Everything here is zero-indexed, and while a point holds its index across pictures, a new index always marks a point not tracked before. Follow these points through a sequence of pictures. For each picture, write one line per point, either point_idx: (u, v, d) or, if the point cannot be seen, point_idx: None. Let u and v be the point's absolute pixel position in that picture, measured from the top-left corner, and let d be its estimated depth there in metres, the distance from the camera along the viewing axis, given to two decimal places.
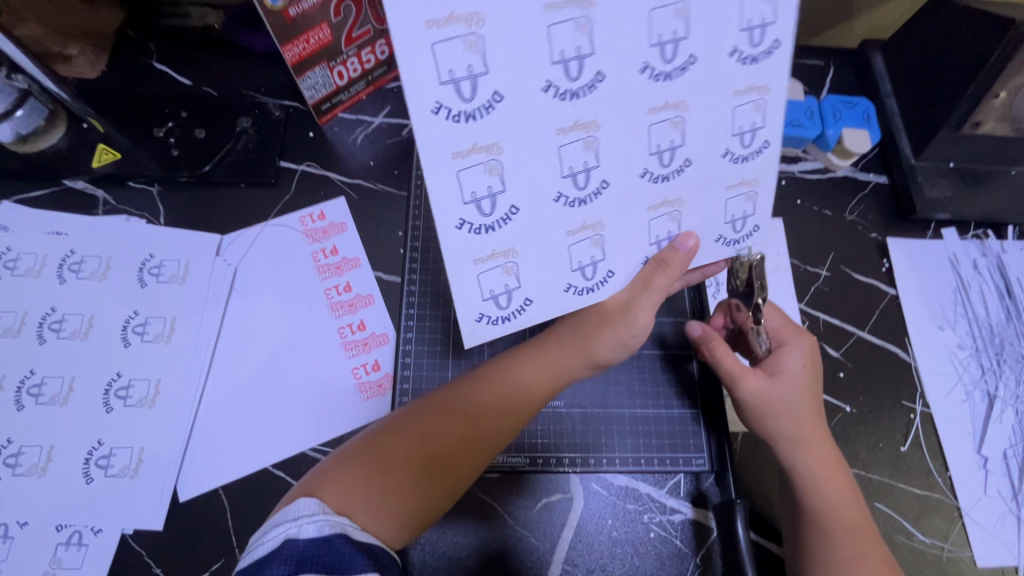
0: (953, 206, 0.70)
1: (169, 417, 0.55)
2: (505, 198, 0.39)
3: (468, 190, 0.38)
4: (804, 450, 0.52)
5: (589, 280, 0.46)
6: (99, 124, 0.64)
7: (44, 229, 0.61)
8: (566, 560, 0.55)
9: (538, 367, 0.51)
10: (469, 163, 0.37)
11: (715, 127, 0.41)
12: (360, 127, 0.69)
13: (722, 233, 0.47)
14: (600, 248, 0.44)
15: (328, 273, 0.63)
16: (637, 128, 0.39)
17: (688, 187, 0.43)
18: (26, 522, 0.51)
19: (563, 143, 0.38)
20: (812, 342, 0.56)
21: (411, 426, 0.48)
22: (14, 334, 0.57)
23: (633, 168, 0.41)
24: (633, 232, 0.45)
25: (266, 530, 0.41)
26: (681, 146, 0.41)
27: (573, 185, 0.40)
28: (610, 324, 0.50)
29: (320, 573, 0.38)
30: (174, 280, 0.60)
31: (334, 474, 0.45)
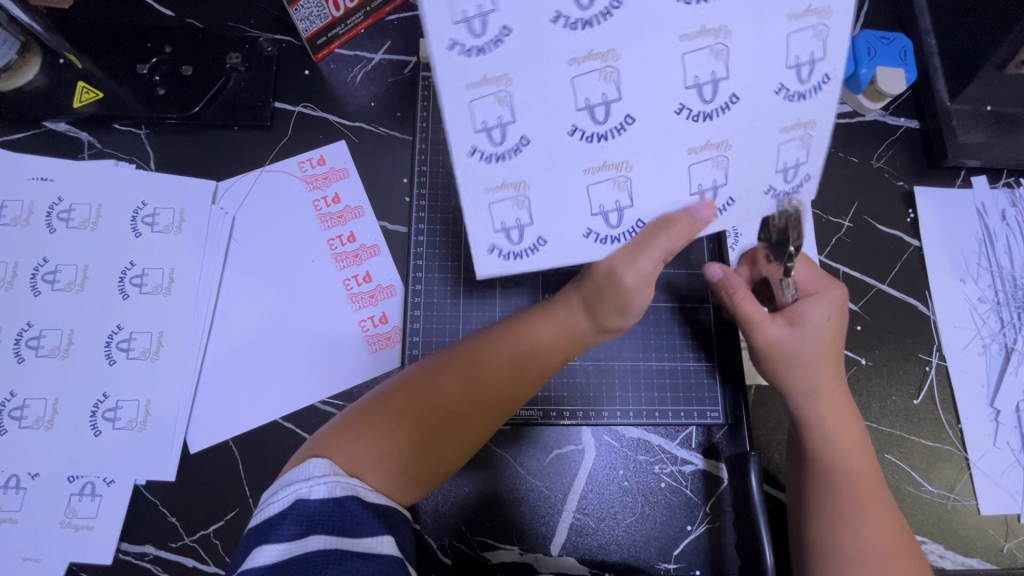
0: (987, 152, 0.66)
1: (174, 370, 0.54)
2: (517, 128, 0.37)
3: (478, 117, 0.36)
4: (825, 403, 0.50)
5: (614, 229, 0.41)
6: (77, 59, 0.60)
7: (28, 174, 0.57)
8: (578, 508, 0.55)
9: (553, 329, 0.50)
10: (480, 93, 0.35)
11: (763, 57, 0.37)
12: (358, 65, 0.64)
13: (773, 184, 0.41)
14: (628, 191, 0.40)
15: (330, 223, 0.60)
16: (671, 58, 0.37)
17: (735, 127, 0.39)
18: (37, 474, 0.51)
19: (576, 73, 0.36)
20: (841, 294, 0.52)
21: (422, 384, 0.47)
22: (7, 286, 0.54)
23: (669, 103, 0.38)
24: (670, 175, 0.40)
25: (275, 491, 0.41)
26: (725, 79, 0.37)
27: (592, 119, 0.37)
28: (606, 289, 0.47)
29: (331, 535, 0.38)
30: (169, 229, 0.57)
31: (344, 433, 0.44)
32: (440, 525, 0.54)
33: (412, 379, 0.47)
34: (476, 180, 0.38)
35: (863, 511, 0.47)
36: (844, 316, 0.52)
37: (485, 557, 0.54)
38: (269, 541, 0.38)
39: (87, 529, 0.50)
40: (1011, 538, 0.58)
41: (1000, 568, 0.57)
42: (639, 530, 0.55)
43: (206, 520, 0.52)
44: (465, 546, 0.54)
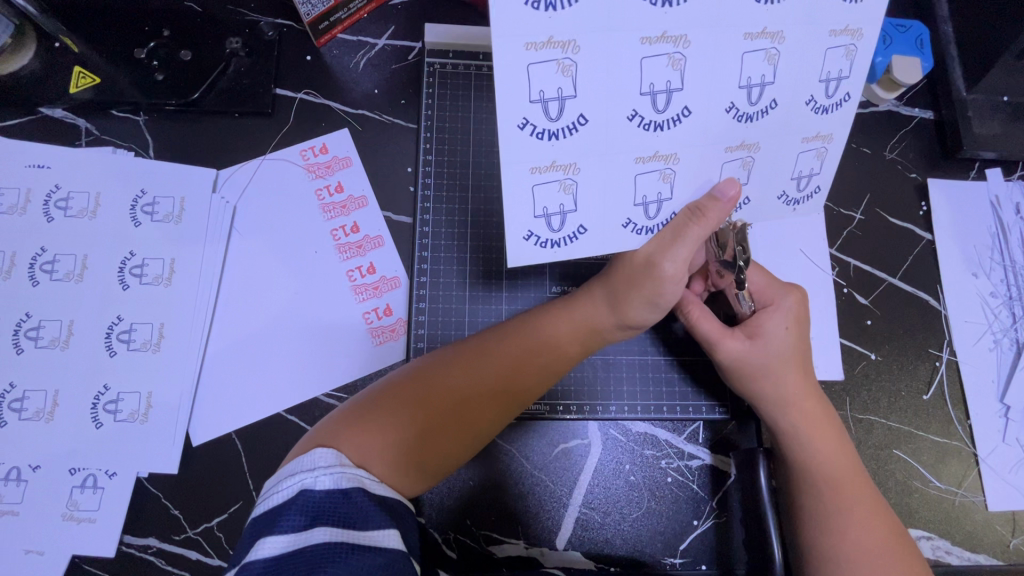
0: (1003, 143, 0.65)
1: (175, 362, 0.53)
2: (577, 104, 0.35)
3: (536, 87, 0.34)
4: (791, 411, 0.50)
5: (651, 221, 0.41)
6: (73, 43, 0.58)
7: (24, 161, 0.56)
8: (584, 502, 0.55)
9: (571, 323, 0.50)
10: (543, 57, 0.34)
11: (806, 66, 0.38)
12: (362, 50, 0.62)
13: (786, 190, 0.43)
14: (669, 184, 0.40)
15: (333, 212, 0.59)
16: (730, 55, 0.36)
17: (770, 132, 0.39)
18: (38, 466, 0.50)
19: (647, 54, 0.35)
20: (798, 298, 0.53)
21: (428, 376, 0.46)
22: (4, 276, 0.53)
23: (719, 104, 0.37)
24: (704, 172, 0.40)
25: (278, 482, 0.40)
26: (770, 83, 0.37)
27: (652, 106, 0.36)
28: (641, 281, 0.47)
29: (337, 526, 0.37)
30: (169, 219, 0.56)
31: (353, 425, 0.43)
32: (444, 519, 0.54)
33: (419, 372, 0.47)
34: (523, 161, 0.37)
35: (847, 512, 0.47)
36: (802, 320, 0.52)
37: (490, 551, 0.54)
38: (271, 533, 0.37)
39: (89, 522, 0.50)
40: (1019, 534, 0.58)
41: (1006, 564, 0.57)
42: (645, 524, 0.55)
43: (210, 513, 0.51)
44: (468, 543, 0.54)
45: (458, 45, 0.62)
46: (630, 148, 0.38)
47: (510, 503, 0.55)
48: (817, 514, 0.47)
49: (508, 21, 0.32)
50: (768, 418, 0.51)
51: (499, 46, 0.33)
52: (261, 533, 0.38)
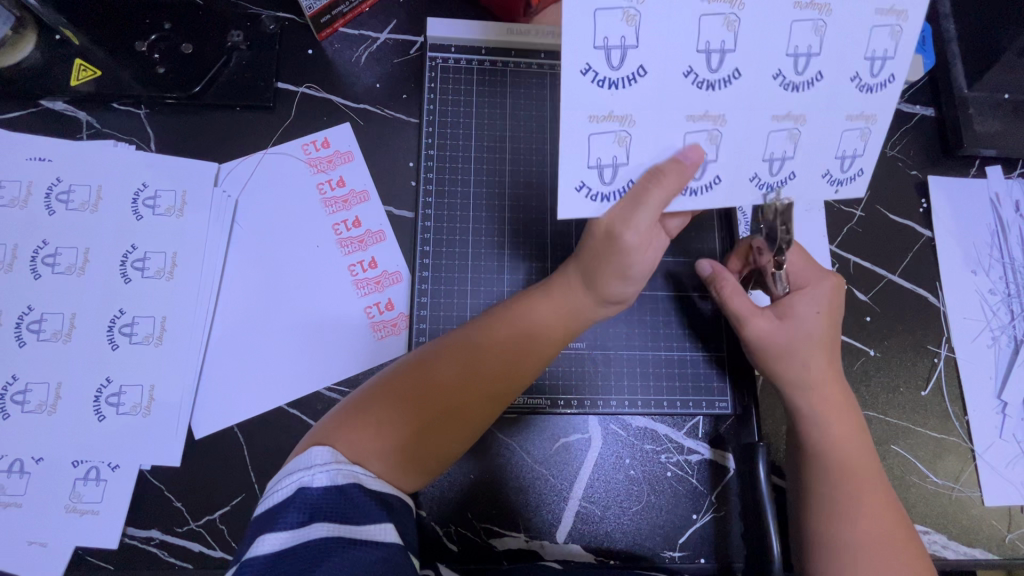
0: (1003, 141, 0.65)
1: (178, 355, 0.54)
2: (637, 55, 0.37)
3: (601, 34, 0.37)
4: (824, 396, 0.50)
5: (696, 183, 0.42)
6: (74, 35, 0.58)
7: (25, 154, 0.56)
8: (584, 496, 0.55)
9: (550, 307, 0.49)
10: (613, 2, 0.36)
11: (852, 42, 0.39)
12: (363, 44, 0.62)
13: (831, 168, 0.42)
14: (715, 147, 0.40)
15: (335, 207, 0.59)
16: (780, 21, 0.38)
17: (814, 103, 0.40)
18: (41, 458, 0.50)
19: (705, 13, 0.37)
20: (835, 285, 0.53)
21: (427, 373, 0.46)
22: (7, 269, 0.53)
23: (766, 70, 0.39)
24: (751, 139, 0.41)
25: (278, 480, 0.40)
26: (818, 55, 0.39)
27: (706, 65, 0.38)
28: (603, 255, 0.45)
29: (334, 522, 0.38)
30: (170, 212, 0.56)
31: (352, 420, 0.43)
32: (445, 513, 0.54)
33: (417, 368, 0.46)
34: (583, 105, 0.38)
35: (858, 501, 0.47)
36: (840, 307, 0.52)
37: (490, 544, 0.54)
38: (271, 529, 0.37)
39: (92, 514, 0.50)
40: (1014, 529, 0.58)
41: (1001, 558, 0.58)
42: (645, 518, 0.55)
43: (212, 506, 0.52)
44: (468, 536, 0.54)
45: (460, 40, 0.62)
46: (679, 109, 0.39)
47: (509, 496, 0.55)
48: (828, 502, 0.48)
49: None
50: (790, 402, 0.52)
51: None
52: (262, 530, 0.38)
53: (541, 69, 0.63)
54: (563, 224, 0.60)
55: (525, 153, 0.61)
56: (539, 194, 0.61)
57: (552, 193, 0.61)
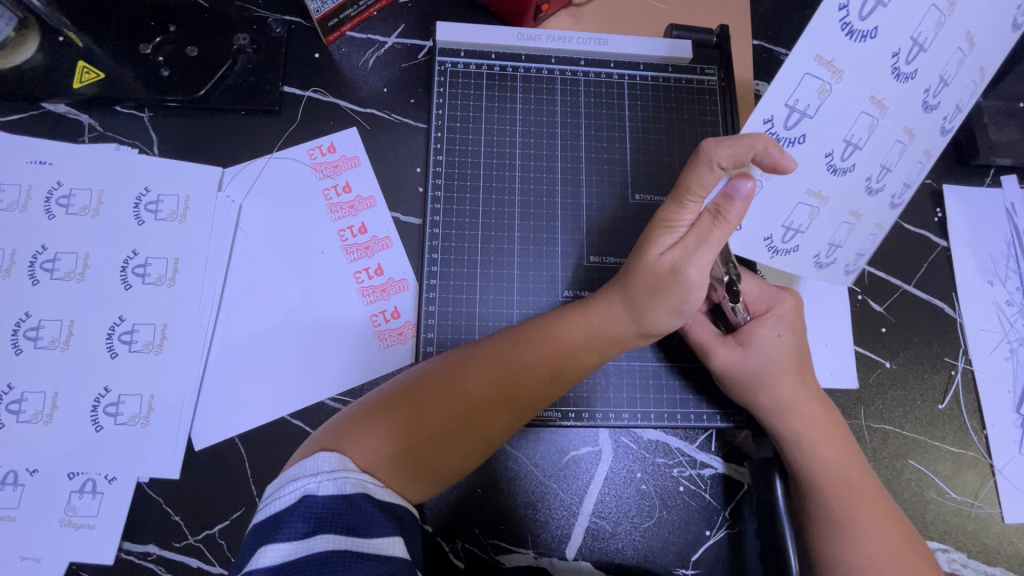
0: (1018, 151, 0.64)
1: (179, 364, 0.52)
2: (806, 124, 0.48)
3: (796, 96, 0.47)
4: (794, 418, 0.49)
5: (784, 244, 0.51)
6: (78, 37, 0.57)
7: (25, 156, 0.55)
8: (594, 511, 0.54)
9: (586, 329, 0.48)
10: (818, 72, 0.46)
11: (901, 165, 0.50)
12: (371, 48, 0.62)
13: (847, 264, 0.52)
14: (810, 221, 0.51)
15: (341, 213, 0.58)
16: (852, 112, 0.48)
17: (872, 209, 0.51)
18: (35, 470, 0.48)
19: (865, 112, 0.48)
20: (791, 303, 0.52)
21: (438, 381, 0.45)
22: (4, 274, 0.52)
23: (862, 174, 0.50)
24: (827, 223, 0.51)
25: (281, 486, 0.39)
26: (890, 171, 0.50)
27: (842, 153, 0.49)
28: (660, 291, 0.45)
29: (340, 533, 0.36)
30: (173, 218, 0.55)
31: (357, 429, 0.42)
32: (451, 528, 0.53)
33: (427, 374, 0.45)
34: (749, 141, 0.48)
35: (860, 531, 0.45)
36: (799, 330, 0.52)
37: (498, 560, 0.53)
38: (274, 540, 0.36)
39: (87, 528, 0.48)
40: None
41: None
42: (656, 534, 0.54)
43: (211, 518, 0.50)
44: (474, 553, 0.52)
45: (470, 44, 0.61)
46: (806, 178, 0.50)
47: (508, 514, 0.53)
48: (826, 528, 0.46)
49: (801, 52, 0.46)
50: (772, 429, 0.50)
51: (796, 53, 0.46)
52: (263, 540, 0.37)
53: (552, 74, 0.62)
54: (573, 232, 0.59)
55: (534, 160, 0.60)
56: (549, 201, 0.60)
57: (562, 200, 0.60)
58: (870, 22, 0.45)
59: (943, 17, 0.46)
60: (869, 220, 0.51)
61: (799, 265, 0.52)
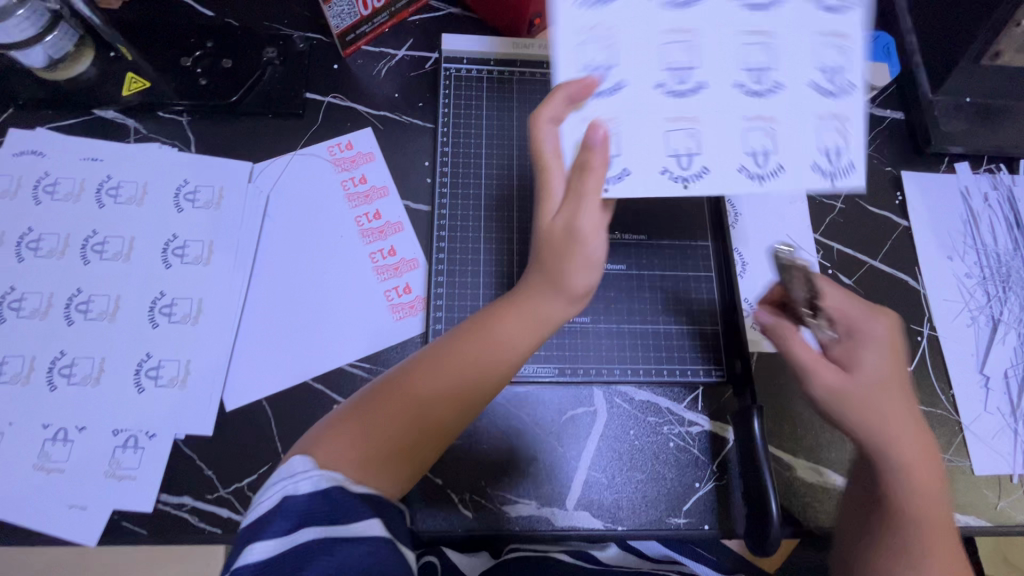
0: (967, 140, 0.71)
1: (213, 333, 0.58)
2: (665, 48, 0.47)
3: (658, 28, 0.47)
4: (901, 452, 0.48)
5: (685, 171, 0.46)
6: (128, 52, 0.65)
7: (79, 154, 0.62)
8: (591, 465, 0.58)
9: (517, 319, 0.50)
10: (672, 9, 0.47)
11: (796, 95, 0.47)
12: (384, 59, 0.70)
13: (748, 164, 0.46)
14: (695, 142, 0.46)
15: (358, 202, 0.65)
16: (729, 46, 0.47)
17: (783, 115, 0.47)
18: (83, 428, 0.53)
19: (739, 40, 0.47)
20: (888, 325, 0.51)
21: (394, 387, 0.48)
22: (59, 255, 0.58)
23: (783, 96, 0.47)
24: (731, 144, 0.46)
25: (264, 491, 0.43)
26: (763, 81, 0.47)
27: (751, 80, 0.47)
28: (563, 253, 0.47)
29: (321, 525, 0.41)
30: (209, 205, 0.62)
31: (326, 438, 0.46)
32: (461, 481, 0.57)
33: (385, 385, 0.49)
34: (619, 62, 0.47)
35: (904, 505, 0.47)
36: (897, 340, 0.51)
37: (504, 511, 0.57)
38: (260, 538, 0.40)
39: (130, 480, 0.53)
40: (1005, 497, 0.61)
41: (994, 526, 0.60)
42: (649, 486, 0.58)
43: (241, 472, 0.55)
44: (481, 503, 0.57)
45: (471, 53, 0.69)
46: (627, 108, 0.46)
47: (512, 467, 0.58)
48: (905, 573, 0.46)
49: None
50: (876, 461, 0.48)
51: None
52: (250, 539, 0.41)
53: (544, 78, 0.70)
54: None
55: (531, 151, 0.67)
56: None
57: None
58: None
59: None
60: (816, 141, 0.46)
61: (658, 184, 0.46)
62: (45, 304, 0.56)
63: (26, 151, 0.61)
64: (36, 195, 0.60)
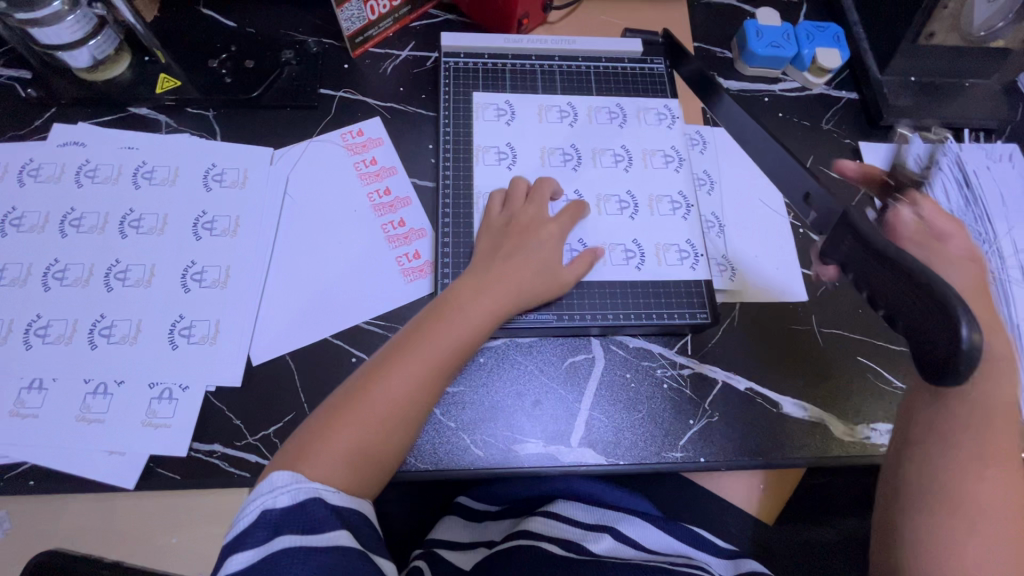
0: (916, 113, 0.80)
1: (240, 296, 0.63)
2: (568, 164, 0.72)
3: (548, 150, 0.73)
4: None
5: (636, 259, 0.68)
6: (162, 56, 0.73)
7: (117, 143, 0.68)
8: (593, 407, 0.63)
9: (474, 310, 0.58)
10: (546, 120, 0.74)
11: (654, 180, 0.72)
12: (389, 59, 0.78)
13: (636, 259, 0.68)
14: (625, 245, 0.69)
15: (369, 180, 0.71)
16: (594, 156, 0.73)
17: (646, 220, 0.70)
18: (122, 382, 0.58)
19: (603, 150, 0.73)
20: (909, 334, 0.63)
21: (363, 390, 0.53)
22: (99, 231, 0.64)
23: (652, 189, 0.71)
24: (622, 232, 0.69)
25: (245, 505, 0.47)
26: (639, 191, 0.71)
27: (623, 179, 0.72)
28: (518, 260, 0.61)
29: (297, 534, 0.45)
30: (235, 185, 0.68)
31: (307, 453, 0.50)
32: (471, 425, 0.61)
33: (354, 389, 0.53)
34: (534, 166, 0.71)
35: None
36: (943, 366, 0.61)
37: (513, 450, 0.61)
38: (239, 549, 0.45)
39: (165, 427, 0.57)
40: None
41: None
42: (646, 425, 0.62)
43: (267, 422, 0.59)
44: (490, 444, 0.61)
45: (467, 48, 0.76)
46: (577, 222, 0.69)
47: (518, 409, 0.62)
48: None
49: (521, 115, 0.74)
50: None
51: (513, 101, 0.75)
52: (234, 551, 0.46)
53: (533, 67, 0.77)
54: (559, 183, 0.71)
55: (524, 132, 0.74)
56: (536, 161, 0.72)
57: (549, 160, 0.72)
58: (567, 98, 0.76)
59: (639, 104, 0.76)
60: (672, 221, 0.70)
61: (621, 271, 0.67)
62: (86, 273, 0.62)
63: (69, 142, 0.68)
64: (79, 179, 0.66)
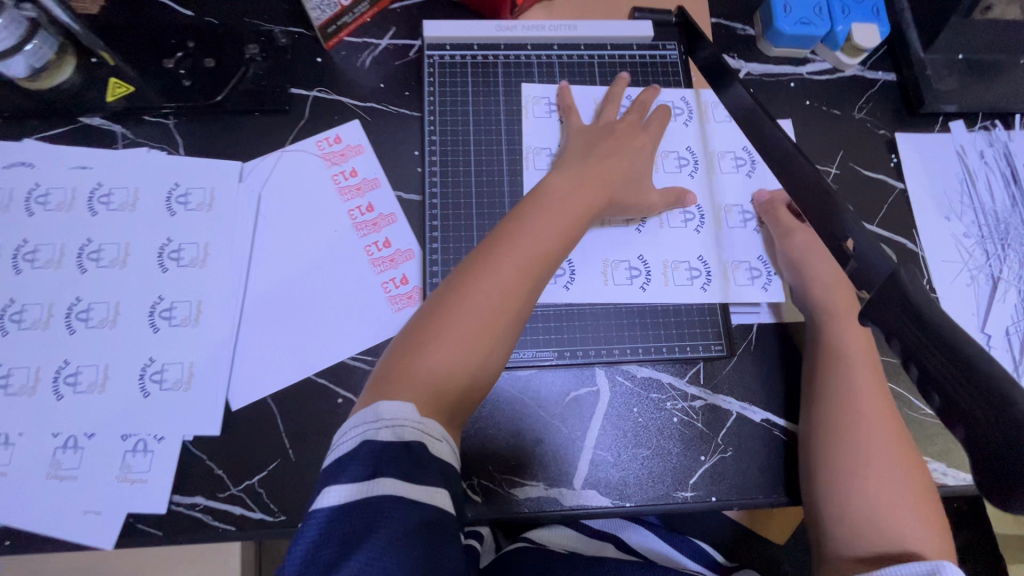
0: (961, 97, 0.71)
1: (215, 335, 0.58)
2: None
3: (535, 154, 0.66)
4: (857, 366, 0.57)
5: (643, 279, 0.63)
6: (110, 57, 0.64)
7: (68, 163, 0.62)
8: (597, 444, 0.59)
9: (563, 207, 0.55)
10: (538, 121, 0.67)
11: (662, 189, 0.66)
12: (367, 50, 0.69)
13: (643, 281, 0.63)
14: (629, 265, 0.64)
15: (350, 195, 0.64)
16: None
17: (654, 233, 0.65)
18: (92, 434, 0.54)
19: None
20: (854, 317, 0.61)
21: (457, 300, 0.50)
22: (56, 265, 0.58)
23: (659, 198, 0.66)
24: (627, 250, 0.64)
25: (345, 432, 0.43)
26: None
27: None
28: (603, 165, 0.59)
29: (398, 478, 0.40)
30: (201, 207, 0.62)
31: (400, 377, 0.46)
32: (468, 468, 0.57)
33: (445, 303, 0.50)
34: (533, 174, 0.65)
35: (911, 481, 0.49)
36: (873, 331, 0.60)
37: (512, 494, 0.57)
38: (337, 483, 0.40)
39: (142, 483, 0.54)
40: None
41: None
42: (654, 463, 0.58)
43: (248, 471, 0.55)
44: (488, 487, 0.57)
45: (454, 38, 0.68)
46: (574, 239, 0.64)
47: (518, 449, 0.58)
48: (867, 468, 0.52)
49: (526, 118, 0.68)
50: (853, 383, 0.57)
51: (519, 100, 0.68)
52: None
53: (529, 60, 0.69)
54: None
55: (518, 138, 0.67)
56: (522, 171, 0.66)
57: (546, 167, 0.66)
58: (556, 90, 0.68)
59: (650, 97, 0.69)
60: (681, 236, 0.65)
61: (623, 294, 0.63)
62: (45, 314, 0.57)
63: (16, 163, 0.61)
64: (29, 206, 0.60)
